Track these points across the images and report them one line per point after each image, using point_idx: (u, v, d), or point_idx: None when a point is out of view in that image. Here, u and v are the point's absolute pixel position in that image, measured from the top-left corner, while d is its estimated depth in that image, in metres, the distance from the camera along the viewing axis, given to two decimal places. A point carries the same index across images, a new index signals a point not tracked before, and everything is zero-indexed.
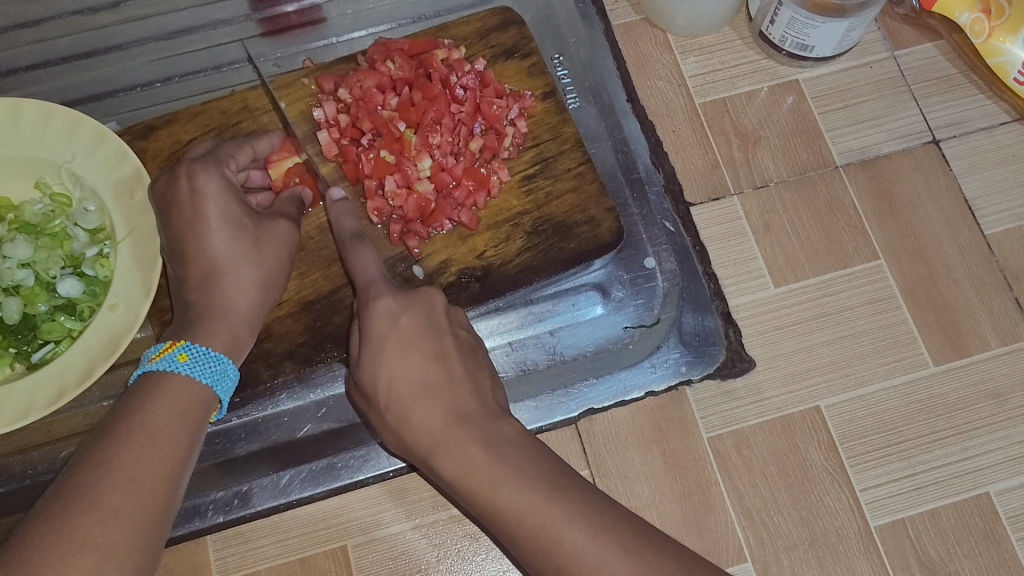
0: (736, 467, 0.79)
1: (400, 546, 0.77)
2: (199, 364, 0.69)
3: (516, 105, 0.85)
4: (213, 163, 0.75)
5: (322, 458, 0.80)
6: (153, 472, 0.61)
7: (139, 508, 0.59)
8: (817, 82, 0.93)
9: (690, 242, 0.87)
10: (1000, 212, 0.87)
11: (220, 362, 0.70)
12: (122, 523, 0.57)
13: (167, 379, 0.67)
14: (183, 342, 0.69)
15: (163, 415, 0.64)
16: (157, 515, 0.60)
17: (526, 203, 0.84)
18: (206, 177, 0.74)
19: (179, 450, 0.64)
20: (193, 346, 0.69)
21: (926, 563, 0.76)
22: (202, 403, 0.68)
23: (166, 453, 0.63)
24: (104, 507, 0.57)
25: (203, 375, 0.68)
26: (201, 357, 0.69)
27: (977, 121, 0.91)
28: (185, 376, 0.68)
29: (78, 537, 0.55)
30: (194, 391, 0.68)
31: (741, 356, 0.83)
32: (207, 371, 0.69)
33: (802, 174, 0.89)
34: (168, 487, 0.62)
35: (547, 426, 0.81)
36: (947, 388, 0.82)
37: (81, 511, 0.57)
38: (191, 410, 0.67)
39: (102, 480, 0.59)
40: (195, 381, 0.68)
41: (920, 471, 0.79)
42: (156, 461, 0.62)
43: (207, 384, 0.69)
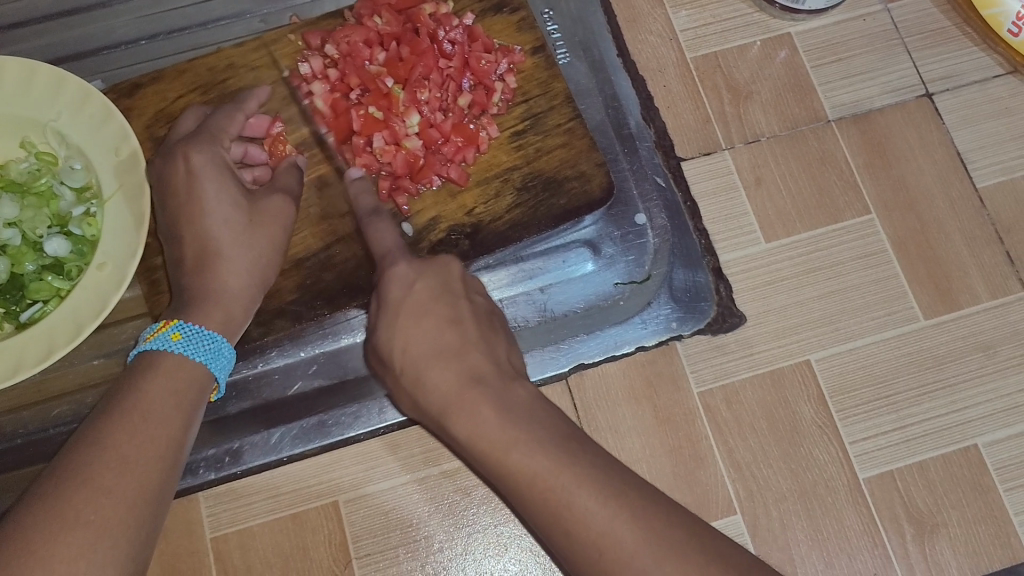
0: (726, 421, 0.80)
1: (391, 502, 0.78)
2: (193, 343, 0.69)
3: (505, 60, 0.85)
4: (206, 138, 0.76)
5: (313, 415, 0.80)
6: (146, 452, 0.60)
7: (132, 487, 0.58)
8: (810, 35, 0.92)
9: (681, 199, 0.86)
10: (992, 165, 0.87)
11: (214, 339, 0.70)
12: (116, 503, 0.57)
13: (162, 361, 0.67)
14: (178, 321, 0.70)
15: (158, 396, 0.64)
16: (152, 495, 0.59)
17: (516, 158, 0.84)
18: (199, 153, 0.75)
19: (175, 432, 0.63)
20: (186, 325, 0.70)
21: (913, 513, 0.77)
22: (197, 382, 0.68)
23: (162, 435, 0.62)
24: (98, 485, 0.57)
25: (196, 352, 0.68)
26: (194, 335, 0.69)
27: (970, 74, 0.90)
28: (178, 355, 0.68)
29: (73, 514, 0.54)
30: (188, 370, 0.67)
31: (732, 312, 0.83)
32: (201, 350, 0.69)
33: (794, 129, 0.88)
34: (164, 466, 0.61)
35: (541, 381, 0.81)
36: (937, 341, 0.82)
37: (76, 490, 0.56)
38: (186, 390, 0.66)
39: (96, 460, 0.58)
40: (189, 360, 0.68)
41: (909, 423, 0.79)
42: (151, 442, 0.61)
43: (201, 363, 0.69)
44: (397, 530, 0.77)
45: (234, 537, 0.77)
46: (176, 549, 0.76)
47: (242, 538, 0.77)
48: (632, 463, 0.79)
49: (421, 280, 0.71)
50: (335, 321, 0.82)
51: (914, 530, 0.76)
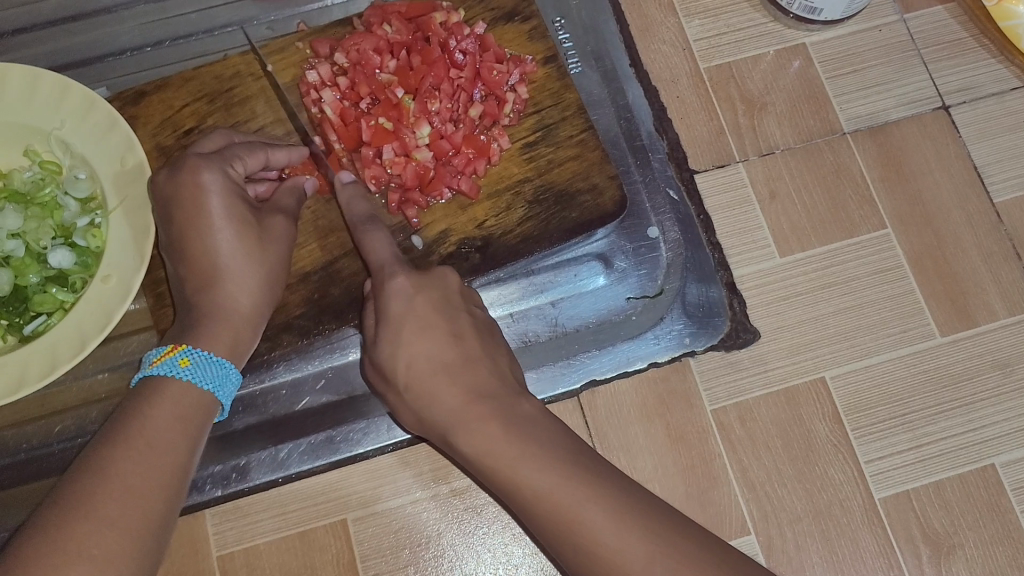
0: (740, 440, 0.79)
1: (400, 521, 0.76)
2: (200, 369, 0.67)
3: (517, 70, 0.83)
4: (217, 159, 0.72)
5: (321, 431, 0.79)
6: (150, 481, 0.59)
7: (132, 517, 0.57)
8: (825, 46, 0.90)
9: (694, 212, 0.85)
10: (1009, 179, 0.86)
11: (222, 366, 0.68)
12: (115, 534, 0.55)
13: (168, 384, 0.65)
14: (185, 346, 0.67)
15: (164, 421, 0.63)
16: (154, 526, 0.58)
17: (527, 170, 0.83)
18: (209, 173, 0.71)
19: (180, 458, 0.62)
20: (196, 351, 0.67)
21: (929, 534, 0.76)
22: (203, 407, 0.66)
23: (166, 463, 0.61)
24: (100, 518, 0.55)
25: (203, 379, 0.66)
26: (203, 361, 0.67)
27: (987, 87, 0.89)
28: (185, 382, 0.66)
29: (72, 550, 0.53)
30: (195, 396, 0.66)
31: (745, 327, 0.81)
32: (209, 376, 0.67)
33: (808, 141, 0.87)
34: (168, 496, 0.60)
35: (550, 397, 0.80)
36: (954, 359, 0.80)
37: (75, 521, 0.55)
38: (192, 415, 0.65)
39: (95, 488, 0.57)
40: (196, 387, 0.66)
41: (925, 443, 0.78)
42: (156, 470, 0.60)
43: (207, 390, 0.67)
44: (406, 550, 0.76)
45: (241, 556, 0.76)
46: (183, 567, 0.75)
47: (248, 556, 0.76)
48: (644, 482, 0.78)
49: (424, 293, 0.69)
50: (343, 335, 0.81)
51: (930, 551, 0.75)
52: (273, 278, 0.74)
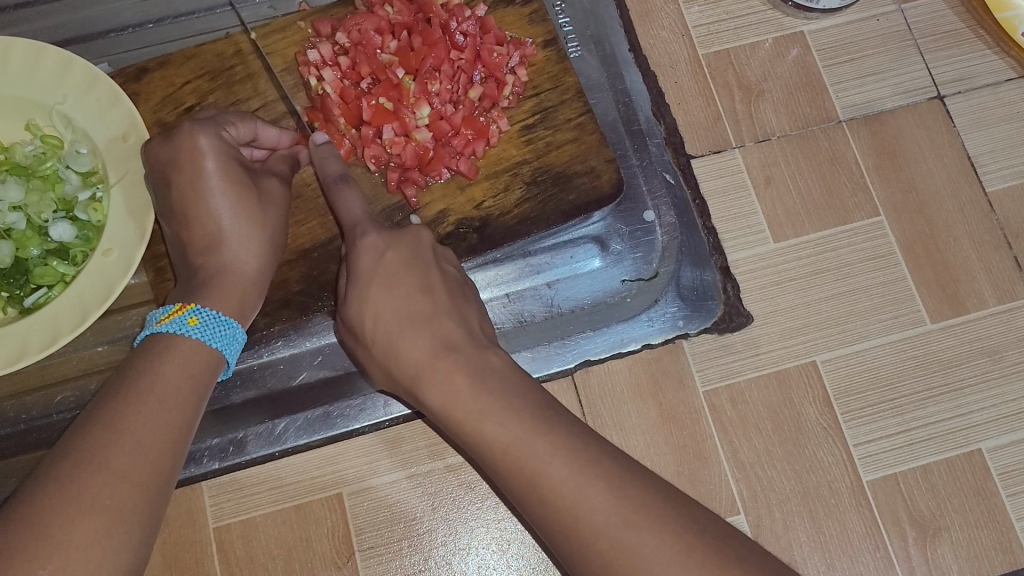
0: (731, 421, 0.80)
1: (394, 495, 0.78)
2: (210, 328, 0.67)
3: (517, 52, 0.84)
4: (210, 123, 0.73)
5: (318, 406, 0.80)
6: (160, 436, 0.59)
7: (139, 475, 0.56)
8: (823, 35, 0.91)
9: (690, 196, 0.86)
10: (1002, 169, 0.87)
11: (229, 326, 0.69)
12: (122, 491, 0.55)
13: (177, 343, 0.66)
14: (194, 305, 0.68)
15: (173, 379, 0.63)
16: (163, 480, 0.58)
17: (525, 152, 0.84)
18: (204, 136, 0.72)
19: (187, 415, 0.62)
20: (204, 309, 0.68)
21: (916, 516, 0.77)
22: (210, 366, 0.66)
23: (174, 419, 0.61)
24: (113, 469, 0.55)
25: (214, 338, 0.67)
26: (211, 321, 0.68)
27: (982, 77, 0.90)
28: (196, 339, 0.66)
29: (85, 500, 0.53)
30: (205, 354, 0.67)
31: (738, 312, 0.83)
32: (217, 335, 0.68)
33: (805, 128, 0.88)
34: (175, 451, 0.60)
35: (546, 376, 0.81)
36: (943, 345, 0.82)
37: (83, 476, 0.54)
38: (199, 374, 0.65)
39: (104, 446, 0.56)
40: (206, 345, 0.67)
41: (913, 427, 0.80)
42: (165, 426, 0.60)
43: (217, 348, 0.68)
44: (400, 524, 0.77)
45: (237, 527, 0.77)
46: (179, 537, 0.76)
47: (244, 528, 0.77)
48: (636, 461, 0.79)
49: (392, 249, 0.70)
50: None
51: (916, 533, 0.77)
52: (270, 253, 0.74)
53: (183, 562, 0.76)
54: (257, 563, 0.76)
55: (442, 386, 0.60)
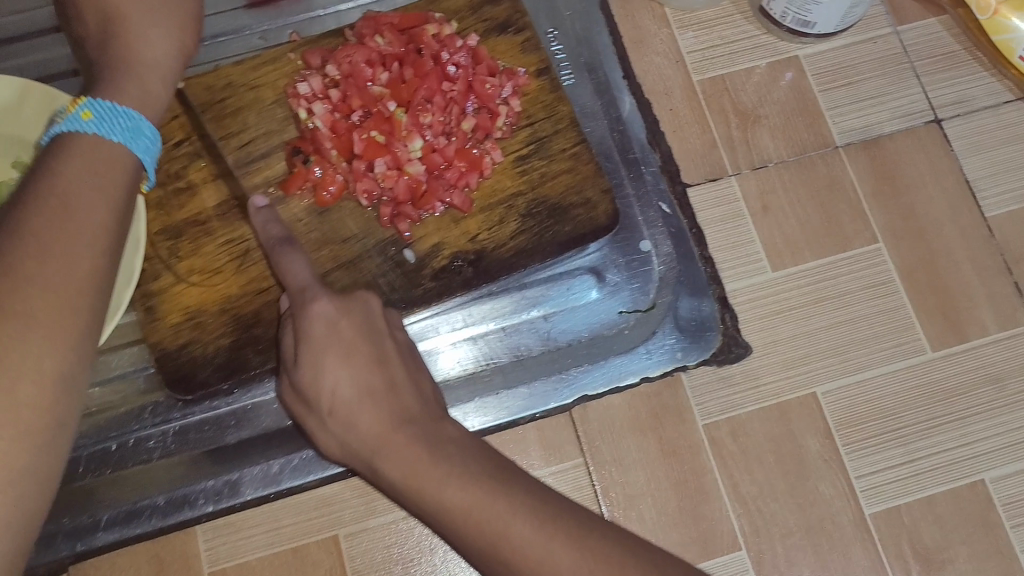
0: (732, 454, 0.79)
1: (392, 536, 0.76)
2: (107, 122, 0.59)
3: (510, 83, 0.83)
4: None
5: (314, 446, 0.78)
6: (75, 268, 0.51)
7: (58, 344, 0.49)
8: (818, 59, 0.90)
9: (687, 224, 0.85)
10: (1002, 194, 0.86)
11: (131, 118, 0.61)
12: (57, 282, 0.49)
13: (75, 139, 0.58)
14: (87, 99, 0.60)
15: (78, 168, 0.55)
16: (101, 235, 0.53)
17: (520, 184, 0.82)
18: None
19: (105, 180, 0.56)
20: (98, 103, 0.60)
21: (920, 549, 0.76)
22: (121, 160, 0.58)
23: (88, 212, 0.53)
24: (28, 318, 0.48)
25: (113, 132, 0.59)
26: (107, 114, 0.60)
27: (980, 100, 0.89)
28: (93, 135, 0.58)
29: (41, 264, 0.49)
30: (108, 149, 0.58)
31: (737, 341, 0.82)
32: (118, 129, 0.60)
33: (802, 154, 0.87)
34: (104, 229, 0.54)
35: (506, 425, 0.80)
36: (945, 374, 0.81)
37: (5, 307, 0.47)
38: (116, 163, 0.58)
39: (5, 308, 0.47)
40: (107, 139, 0.58)
41: (916, 458, 0.79)
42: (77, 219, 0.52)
43: (121, 142, 0.59)
44: (398, 565, 0.76)
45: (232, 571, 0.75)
46: None
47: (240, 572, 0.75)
48: (636, 497, 0.78)
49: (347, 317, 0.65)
50: None
51: (921, 566, 0.76)
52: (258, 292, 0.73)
53: None
54: None
55: (435, 434, 0.59)
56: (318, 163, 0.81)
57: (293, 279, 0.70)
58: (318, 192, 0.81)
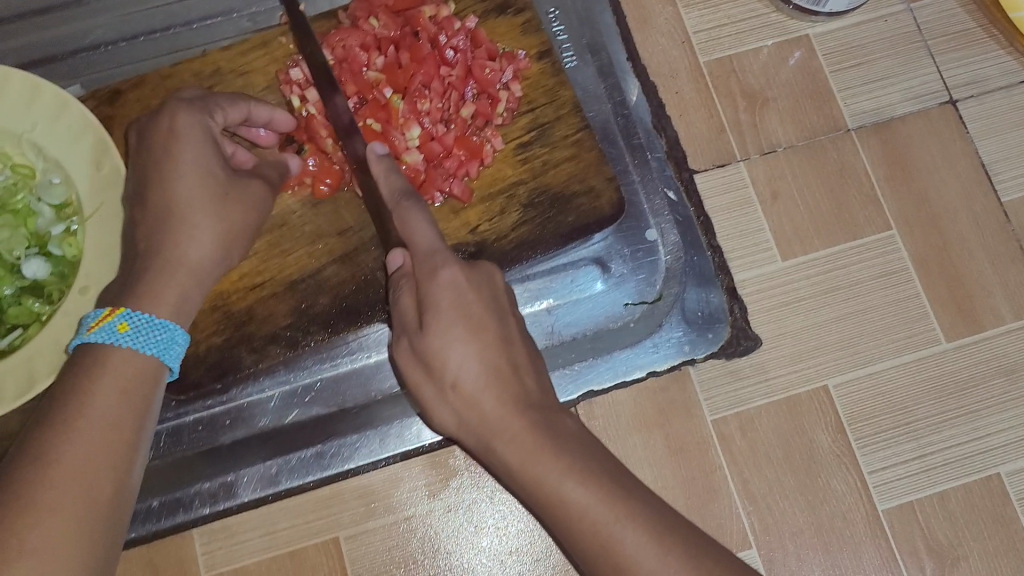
0: (741, 451, 0.77)
1: (393, 538, 0.75)
2: (142, 335, 0.62)
3: (510, 67, 0.80)
4: (197, 107, 0.69)
5: (311, 446, 0.76)
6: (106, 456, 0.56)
7: (61, 528, 0.52)
8: (828, 38, 0.87)
9: (694, 213, 0.82)
10: (1017, 177, 0.83)
11: (166, 329, 0.63)
12: (69, 479, 0.54)
13: (109, 355, 0.60)
14: (123, 309, 0.62)
15: (106, 401, 0.58)
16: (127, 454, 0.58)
17: (522, 172, 0.79)
18: (187, 117, 0.68)
19: (131, 410, 0.59)
20: (135, 314, 0.62)
21: (933, 546, 0.74)
22: (146, 378, 0.61)
23: (114, 446, 0.57)
24: (61, 484, 0.54)
25: (146, 346, 0.61)
26: (144, 326, 0.62)
27: (996, 80, 0.86)
28: (128, 348, 0.61)
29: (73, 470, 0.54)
30: (138, 364, 0.61)
31: (746, 334, 0.79)
32: (152, 341, 0.62)
33: (812, 139, 0.84)
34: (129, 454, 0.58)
35: None
36: (959, 365, 0.79)
37: (10, 523, 0.51)
38: (139, 381, 0.61)
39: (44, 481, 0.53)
40: (140, 354, 0.61)
41: (929, 452, 0.77)
42: (106, 447, 0.57)
43: (153, 356, 0.62)
44: (400, 567, 0.74)
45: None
46: None
47: None
48: None
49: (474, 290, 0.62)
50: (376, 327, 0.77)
51: (934, 563, 0.74)
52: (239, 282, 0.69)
53: None
54: None
55: None
56: (312, 152, 0.78)
57: (419, 241, 0.64)
58: (314, 185, 0.78)
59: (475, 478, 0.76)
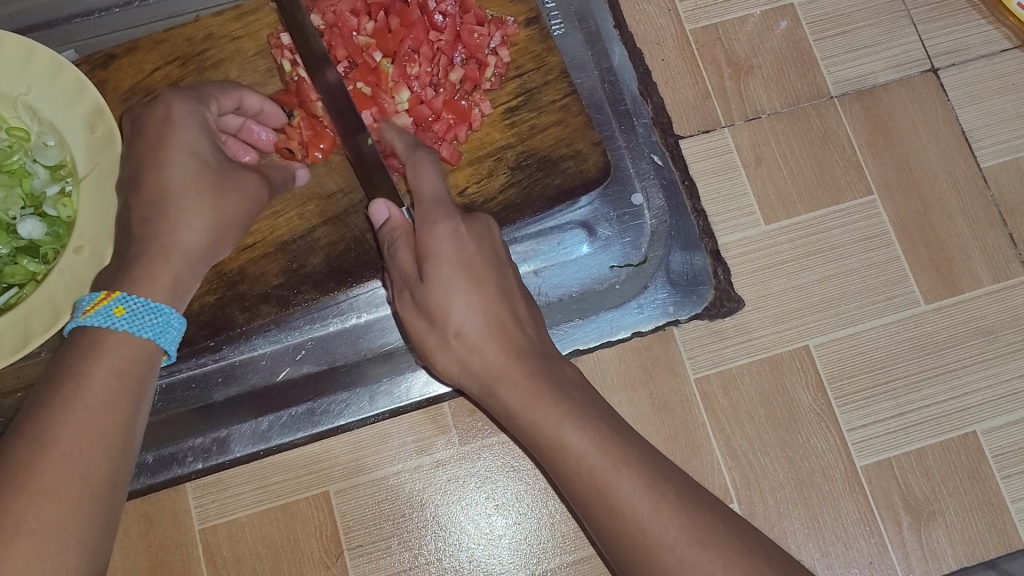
0: (723, 409, 0.79)
1: (382, 492, 0.76)
2: (138, 318, 0.62)
3: (498, 33, 0.81)
4: (191, 96, 0.70)
5: (302, 403, 0.78)
6: (97, 439, 0.56)
7: (60, 507, 0.53)
8: (813, 7, 0.88)
9: (679, 177, 0.84)
10: (997, 143, 0.85)
11: (161, 312, 0.63)
12: (62, 465, 0.54)
13: (105, 339, 0.61)
14: (119, 294, 0.62)
15: (99, 381, 0.58)
16: (120, 437, 0.58)
17: (509, 136, 0.81)
18: (181, 105, 0.69)
19: (123, 392, 0.59)
20: (131, 297, 0.62)
21: (910, 501, 0.76)
22: (141, 359, 0.62)
23: (107, 424, 0.57)
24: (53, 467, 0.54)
25: (142, 330, 0.62)
26: (139, 309, 0.62)
27: (977, 49, 0.87)
28: (123, 332, 0.61)
29: (63, 450, 0.54)
30: (134, 346, 0.61)
31: (730, 296, 0.81)
32: (147, 324, 0.62)
33: (796, 105, 0.86)
34: (123, 435, 0.58)
35: None
36: (937, 326, 0.80)
37: (6, 502, 0.51)
38: (132, 365, 0.61)
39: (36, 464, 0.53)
40: (135, 337, 0.61)
41: (907, 411, 0.78)
42: (99, 428, 0.57)
43: (148, 339, 0.62)
44: (389, 521, 0.76)
45: (221, 529, 0.75)
46: (165, 540, 0.75)
47: (230, 529, 0.75)
48: None
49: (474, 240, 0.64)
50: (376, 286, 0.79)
51: (911, 518, 0.76)
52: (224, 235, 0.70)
53: (168, 565, 0.75)
54: (243, 565, 0.75)
55: None
56: (300, 118, 0.79)
57: (422, 191, 0.67)
58: (307, 151, 0.79)
59: (462, 433, 0.77)
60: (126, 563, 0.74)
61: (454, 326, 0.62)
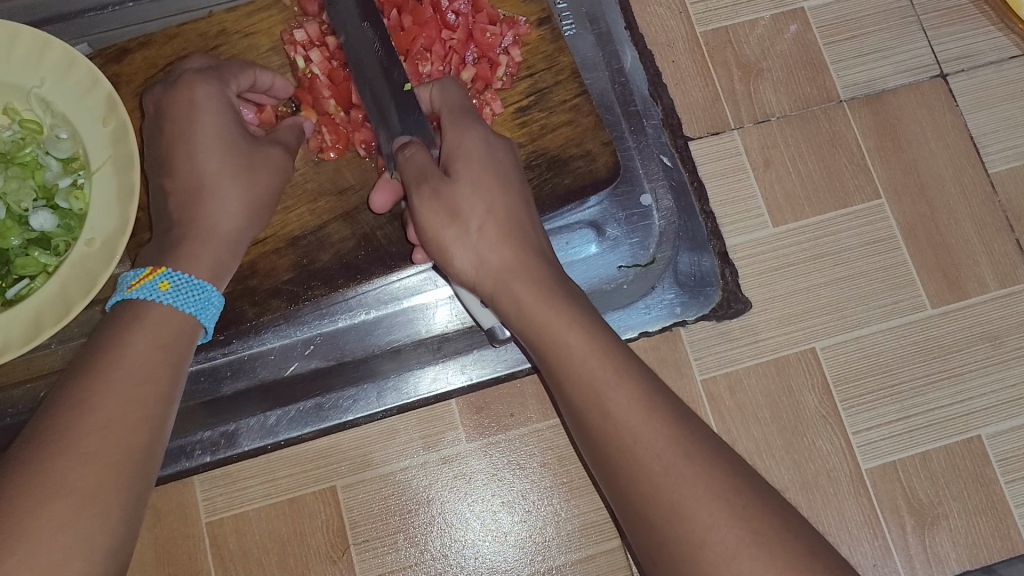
0: (729, 410, 0.79)
1: (390, 488, 0.77)
2: (182, 293, 0.64)
3: (510, 32, 0.81)
4: (214, 78, 0.71)
5: (309, 398, 0.78)
6: (135, 404, 0.57)
7: (104, 467, 0.53)
8: (823, 11, 0.89)
9: (688, 179, 0.84)
10: (1005, 150, 0.85)
11: (204, 289, 0.65)
12: (104, 426, 0.55)
13: (148, 311, 0.62)
14: (166, 269, 0.64)
15: (141, 349, 0.60)
16: (159, 405, 0.59)
17: (519, 135, 0.81)
18: (203, 88, 0.70)
19: (161, 364, 0.60)
20: (176, 274, 0.64)
21: (914, 505, 0.76)
22: (181, 334, 0.63)
23: (147, 392, 0.58)
24: (94, 425, 0.54)
25: (185, 305, 0.64)
26: (184, 285, 0.64)
27: (987, 55, 0.87)
28: (167, 305, 0.63)
29: (104, 412, 0.55)
30: (176, 321, 0.63)
31: (737, 297, 0.81)
32: (190, 300, 0.64)
33: (805, 109, 0.86)
34: (161, 403, 0.59)
35: (504, 377, 0.78)
36: (942, 330, 0.81)
37: (51, 456, 0.52)
38: (172, 340, 0.62)
39: (78, 423, 0.54)
40: (178, 311, 0.63)
41: (913, 414, 0.79)
42: (141, 393, 0.57)
43: (190, 314, 0.64)
44: (396, 516, 0.76)
45: (230, 522, 0.76)
46: (173, 533, 0.76)
47: (237, 523, 0.76)
48: None
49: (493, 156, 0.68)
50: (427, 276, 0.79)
51: (915, 521, 0.76)
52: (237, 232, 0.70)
53: (176, 557, 0.75)
54: (251, 559, 0.75)
55: None
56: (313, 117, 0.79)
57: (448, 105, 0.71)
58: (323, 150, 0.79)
59: (469, 430, 0.78)
60: (134, 555, 0.75)
61: (474, 218, 0.65)
